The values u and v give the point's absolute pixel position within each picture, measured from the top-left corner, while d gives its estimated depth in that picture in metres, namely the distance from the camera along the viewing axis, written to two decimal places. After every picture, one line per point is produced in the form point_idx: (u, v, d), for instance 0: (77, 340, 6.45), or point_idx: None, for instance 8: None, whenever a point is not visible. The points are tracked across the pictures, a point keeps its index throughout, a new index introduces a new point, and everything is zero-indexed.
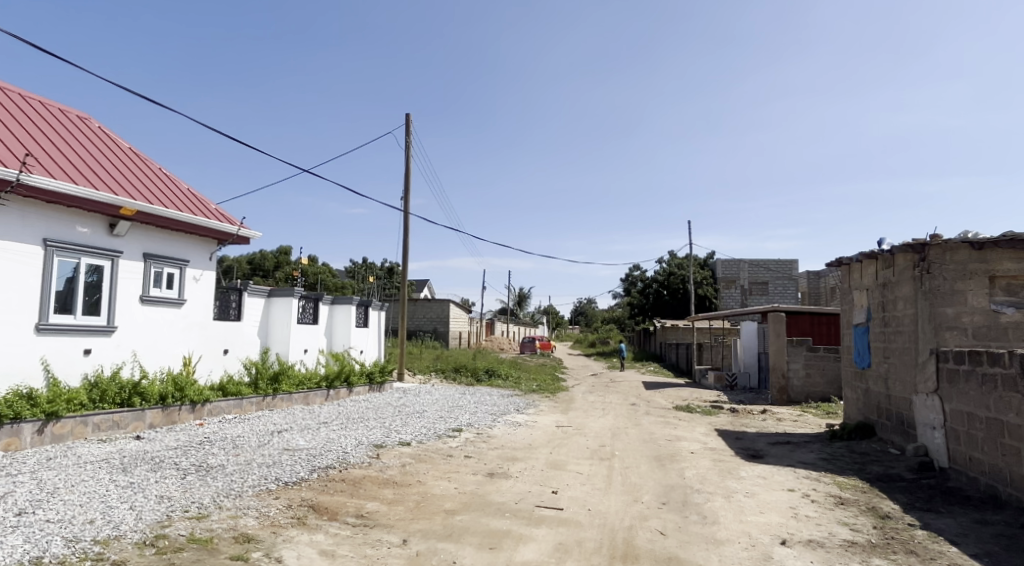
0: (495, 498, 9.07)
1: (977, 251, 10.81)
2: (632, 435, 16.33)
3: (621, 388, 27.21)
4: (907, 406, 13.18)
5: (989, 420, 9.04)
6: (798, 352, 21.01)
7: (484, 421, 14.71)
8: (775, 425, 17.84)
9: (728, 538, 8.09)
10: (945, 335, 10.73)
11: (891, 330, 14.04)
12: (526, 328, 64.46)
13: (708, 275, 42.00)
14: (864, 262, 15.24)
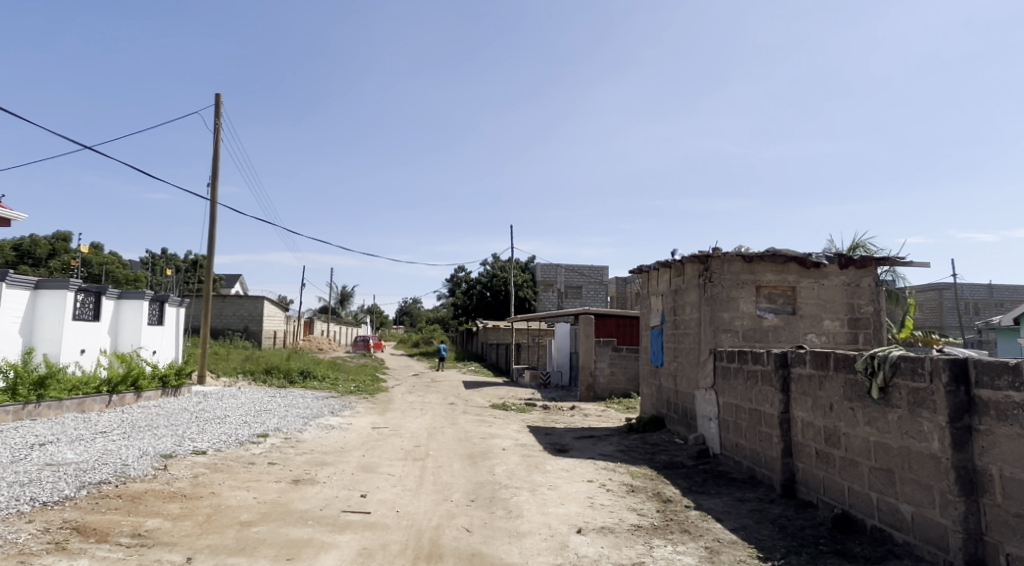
0: (298, 506, 8.90)
1: (747, 264, 12.15)
2: (448, 433, 16.62)
3: (440, 388, 27.47)
4: (689, 400, 14.55)
5: (751, 411, 10.22)
6: (604, 352, 22.44)
7: (293, 424, 14.32)
8: (582, 421, 18.95)
9: (530, 531, 8.53)
10: (721, 336, 11.97)
11: (679, 332, 15.43)
12: (347, 328, 63.12)
13: (528, 278, 43.60)
14: (660, 269, 16.60)
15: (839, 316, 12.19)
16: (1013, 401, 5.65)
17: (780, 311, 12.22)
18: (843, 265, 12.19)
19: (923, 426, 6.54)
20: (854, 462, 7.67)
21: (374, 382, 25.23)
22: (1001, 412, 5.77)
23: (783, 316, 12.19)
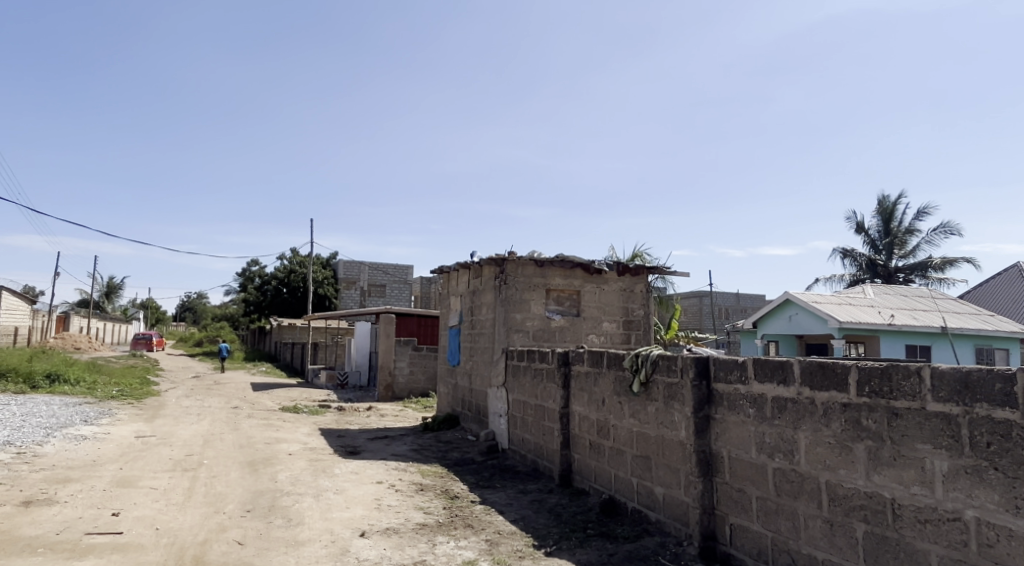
0: (26, 533, 7.65)
1: (539, 268, 12.44)
2: (227, 440, 15.39)
3: (224, 391, 25.54)
4: (483, 398, 14.65)
5: (537, 407, 10.44)
6: (404, 352, 22.04)
7: (32, 437, 12.45)
8: (377, 421, 18.46)
9: (309, 538, 8.01)
10: (513, 336, 12.13)
11: (475, 332, 15.53)
12: (118, 325, 56.95)
13: (329, 275, 41.98)
14: (459, 270, 16.62)
15: (615, 318, 12.91)
16: (741, 394, 6.03)
17: (566, 313, 12.68)
18: (621, 271, 12.92)
19: (674, 416, 6.96)
20: (620, 451, 8.05)
21: (143, 385, 22.86)
22: (732, 403, 6.17)
23: (569, 317, 12.65)
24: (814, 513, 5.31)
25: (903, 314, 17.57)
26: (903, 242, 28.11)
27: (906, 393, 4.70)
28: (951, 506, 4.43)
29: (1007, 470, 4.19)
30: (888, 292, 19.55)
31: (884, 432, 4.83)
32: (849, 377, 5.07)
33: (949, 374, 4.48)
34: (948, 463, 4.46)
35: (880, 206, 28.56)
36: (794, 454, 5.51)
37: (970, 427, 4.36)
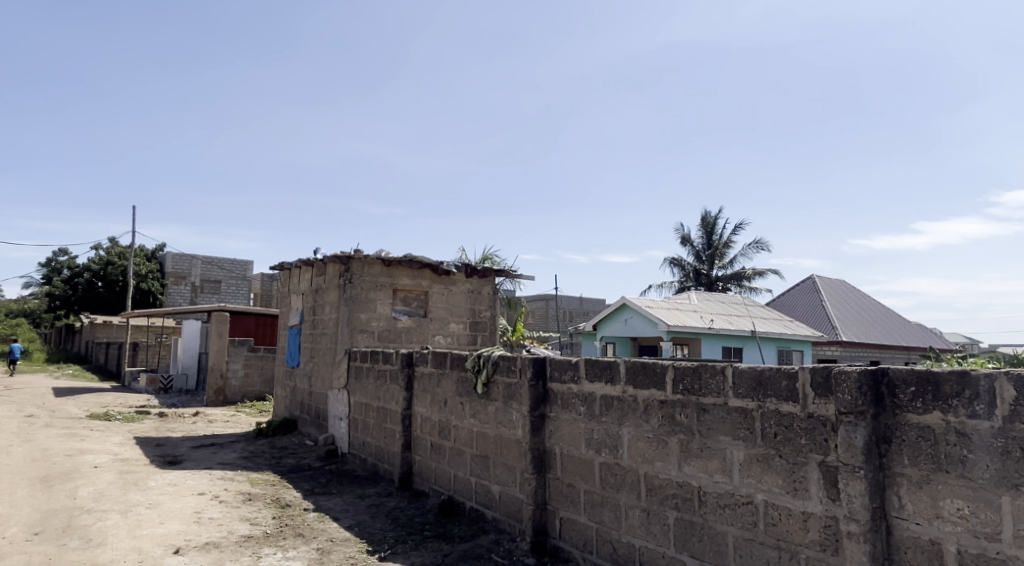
0: None
1: (387, 268, 12.02)
2: (19, 454, 13.61)
3: (20, 397, 22.69)
4: (323, 401, 13.80)
5: (378, 410, 10.05)
6: (238, 353, 20.55)
7: None
8: (204, 428, 17.09)
9: (111, 559, 7.15)
10: (358, 337, 11.64)
11: (317, 332, 14.66)
12: None
13: (154, 268, 38.20)
14: (302, 267, 15.63)
15: (461, 319, 12.83)
16: (573, 392, 5.96)
17: (413, 313, 12.39)
18: (469, 274, 12.83)
19: (512, 416, 6.93)
20: (459, 451, 7.93)
21: None
22: (565, 402, 6.08)
23: (416, 318, 12.37)
24: (631, 503, 5.28)
25: (721, 318, 18.95)
26: (723, 253, 30.22)
27: (712, 390, 4.69)
28: (745, 491, 4.47)
29: (790, 457, 4.23)
30: (707, 298, 20.93)
31: (694, 426, 4.82)
32: (665, 376, 5.04)
33: (747, 372, 4.50)
34: (744, 453, 4.49)
35: (704, 220, 30.60)
36: (617, 449, 5.46)
37: (763, 420, 4.39)
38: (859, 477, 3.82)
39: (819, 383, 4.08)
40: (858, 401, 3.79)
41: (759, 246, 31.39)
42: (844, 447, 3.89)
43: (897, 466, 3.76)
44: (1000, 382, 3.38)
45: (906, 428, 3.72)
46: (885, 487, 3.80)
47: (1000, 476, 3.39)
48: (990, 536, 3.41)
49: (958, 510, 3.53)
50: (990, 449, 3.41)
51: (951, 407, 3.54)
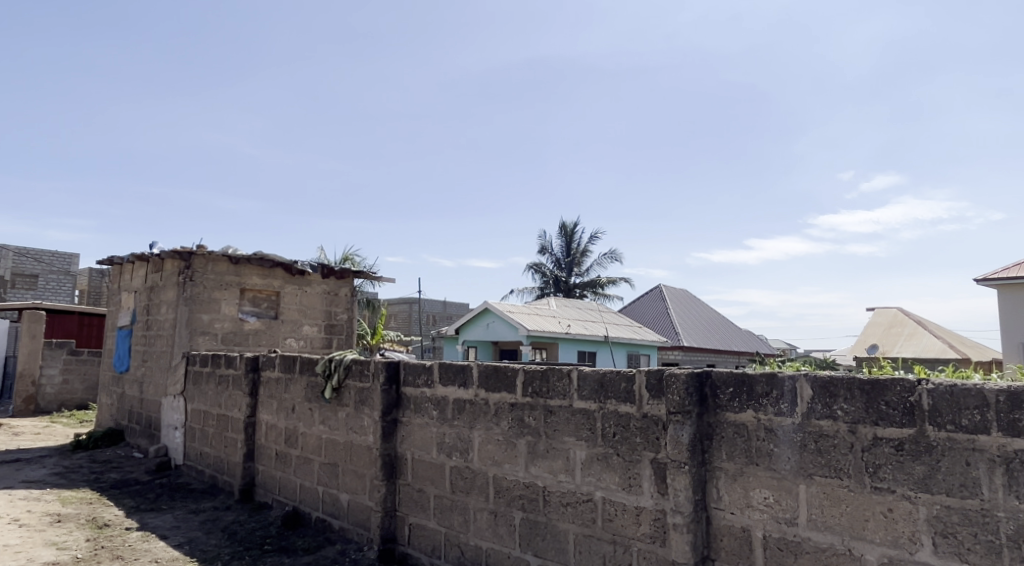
0: None
1: (231, 265, 9.43)
2: None
3: None
4: (155, 410, 12.39)
5: (218, 419, 7.89)
6: (56, 356, 17.93)
7: None
8: (8, 440, 14.98)
9: None
10: (198, 340, 8.98)
11: (150, 334, 12.98)
12: None
13: None
14: (134, 262, 13.82)
15: (316, 321, 10.22)
16: (426, 397, 4.91)
17: (263, 315, 9.69)
18: (326, 275, 10.25)
19: (364, 421, 5.72)
20: (307, 461, 6.44)
21: None
22: (419, 406, 4.98)
23: (265, 320, 9.69)
24: (479, 507, 4.47)
25: (577, 324, 19.58)
26: (580, 261, 31.08)
27: (558, 392, 4.09)
28: (586, 489, 3.92)
29: (626, 455, 3.75)
30: (566, 304, 21.45)
31: (541, 428, 4.18)
32: (514, 380, 4.33)
33: (591, 373, 3.94)
34: (586, 453, 3.94)
35: (564, 228, 31.36)
36: (468, 452, 4.58)
37: (603, 421, 3.87)
38: (684, 472, 3.43)
39: (652, 385, 3.63)
40: (684, 401, 3.43)
41: (613, 255, 32.54)
42: (671, 444, 3.50)
43: (716, 461, 3.45)
44: (800, 381, 3.20)
45: (724, 426, 3.43)
46: (707, 481, 3.48)
47: (798, 468, 3.20)
48: (789, 521, 3.21)
49: (765, 499, 3.29)
50: (792, 443, 3.22)
51: (761, 406, 3.31)
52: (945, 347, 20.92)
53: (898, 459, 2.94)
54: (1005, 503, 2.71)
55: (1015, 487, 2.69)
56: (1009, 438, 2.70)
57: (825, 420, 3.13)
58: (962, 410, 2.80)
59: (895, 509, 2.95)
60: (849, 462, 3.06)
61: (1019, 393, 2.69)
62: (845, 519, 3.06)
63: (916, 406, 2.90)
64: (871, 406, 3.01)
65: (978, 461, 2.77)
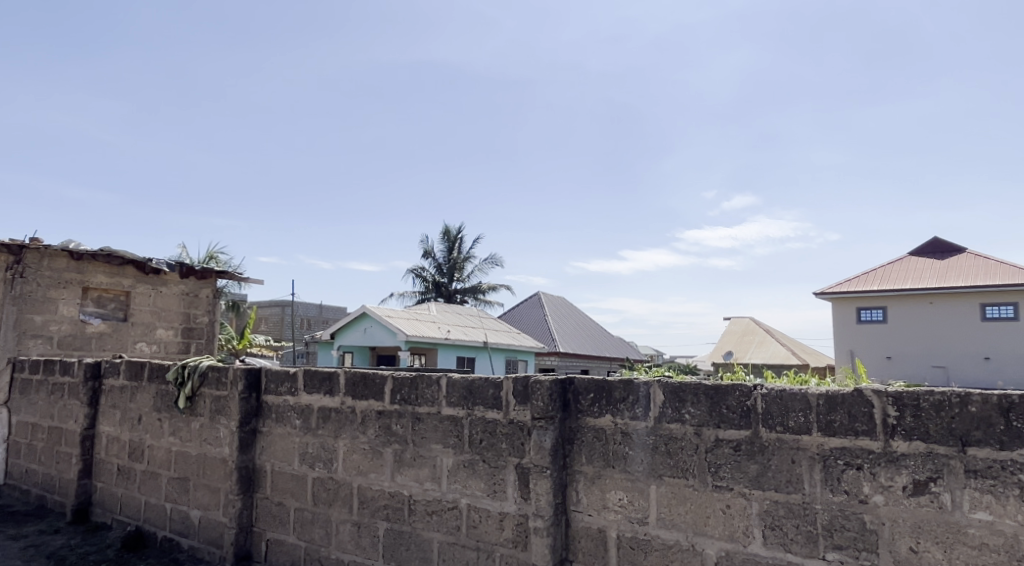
0: None
1: (74, 262, 8.67)
2: None
3: None
4: None
5: (50, 430, 7.31)
6: None
7: None
8: None
9: None
10: (28, 344, 8.17)
11: None
12: None
13: None
14: None
15: (172, 324, 9.68)
16: (289, 406, 4.57)
17: (108, 317, 9.03)
18: (184, 275, 9.71)
19: (218, 432, 5.52)
20: (153, 476, 6.12)
21: None
22: (281, 415, 4.63)
23: (112, 322, 9.04)
24: (343, 519, 4.22)
25: (457, 329, 19.24)
26: (461, 267, 31.05)
27: (426, 400, 3.89)
28: (451, 496, 3.75)
29: (490, 461, 3.61)
30: (446, 309, 21.27)
31: (408, 436, 3.96)
32: (382, 387, 4.09)
33: (459, 380, 3.77)
34: (452, 460, 3.77)
35: (445, 232, 31.32)
36: (332, 462, 4.31)
37: (469, 427, 3.71)
38: (545, 476, 3.36)
39: (517, 391, 3.52)
40: (547, 406, 3.36)
41: (495, 261, 32.23)
42: (532, 449, 3.42)
43: (576, 465, 3.39)
44: (654, 385, 3.19)
45: (584, 431, 3.38)
46: (566, 485, 3.41)
47: (650, 469, 3.18)
48: (640, 521, 3.19)
49: (619, 500, 3.25)
50: (645, 446, 3.20)
51: (618, 411, 3.28)
52: (789, 353, 22.75)
53: (736, 459, 2.98)
54: (823, 496, 2.80)
55: (831, 482, 2.79)
56: (825, 437, 2.81)
57: (675, 423, 3.13)
58: (791, 412, 2.88)
59: (733, 506, 2.98)
60: (694, 462, 3.07)
61: (836, 395, 2.79)
62: (689, 516, 3.06)
63: (753, 410, 2.95)
64: (715, 410, 3.03)
65: (802, 459, 2.85)
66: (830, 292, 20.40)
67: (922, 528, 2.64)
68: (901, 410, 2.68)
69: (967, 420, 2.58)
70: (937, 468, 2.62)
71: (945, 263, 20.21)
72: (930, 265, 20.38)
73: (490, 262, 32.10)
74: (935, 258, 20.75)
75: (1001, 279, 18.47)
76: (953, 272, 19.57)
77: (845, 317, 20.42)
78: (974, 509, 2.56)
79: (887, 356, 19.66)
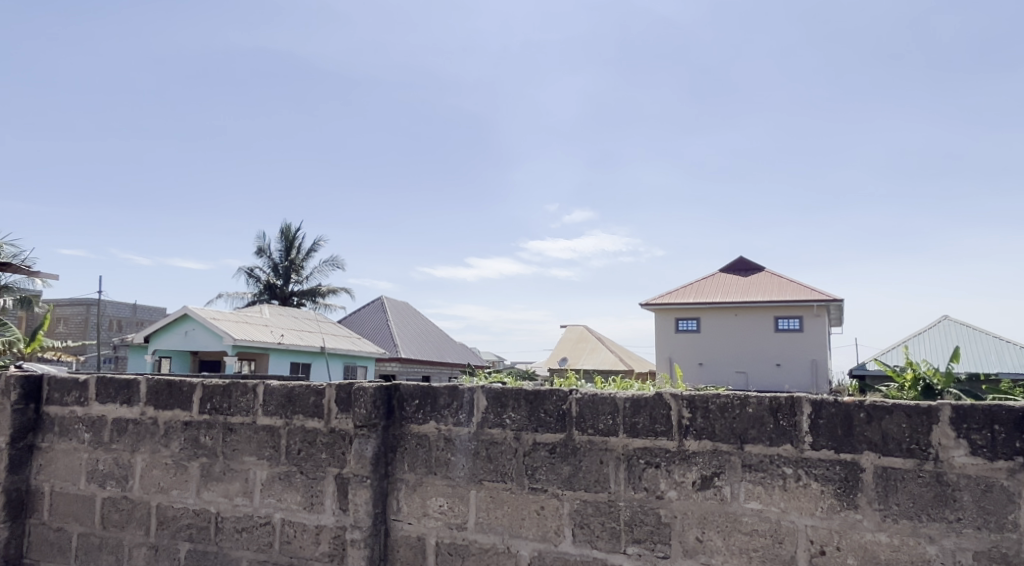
0: None
1: None
2: None
3: None
4: None
5: None
6: None
7: None
8: None
9: None
10: None
11: None
12: None
13: None
14: None
15: None
16: (77, 418, 4.21)
17: None
18: None
19: None
20: None
21: None
22: (65, 429, 4.26)
23: None
24: (137, 542, 3.96)
25: (291, 334, 18.38)
26: (300, 267, 29.55)
27: (240, 408, 3.76)
28: (264, 511, 3.65)
29: (310, 472, 3.55)
30: (280, 313, 20.24)
31: (218, 448, 3.81)
32: (191, 395, 3.90)
33: (278, 387, 3.69)
34: (267, 472, 3.67)
35: (284, 231, 29.76)
36: (127, 479, 4.03)
37: (288, 438, 3.63)
38: (365, 486, 3.37)
39: (341, 398, 3.49)
40: (371, 414, 3.39)
41: (335, 262, 30.90)
42: (353, 458, 3.43)
43: (398, 472, 3.45)
44: (477, 392, 3.32)
45: (408, 438, 3.44)
46: (387, 493, 3.45)
47: (471, 475, 3.30)
48: (459, 526, 3.29)
49: (440, 507, 3.34)
50: (467, 452, 3.31)
51: (442, 417, 3.37)
52: (618, 360, 24.24)
53: (551, 461, 3.15)
54: (625, 494, 3.01)
55: (634, 479, 3.00)
56: (629, 438, 3.02)
57: (496, 428, 3.27)
58: (601, 415, 3.07)
59: (546, 507, 3.14)
60: (513, 466, 3.22)
61: (639, 399, 3.01)
62: (506, 519, 3.21)
63: (568, 414, 3.13)
64: (533, 415, 3.20)
65: (609, 459, 3.05)
66: (654, 303, 21.86)
67: (706, 519, 2.88)
68: (694, 412, 2.92)
69: (745, 420, 2.84)
70: (721, 464, 2.87)
71: (748, 279, 22.39)
72: (736, 281, 22.44)
73: (329, 263, 30.77)
74: (740, 275, 22.86)
75: (792, 295, 20.73)
76: (755, 288, 21.71)
77: (665, 327, 22.02)
78: (748, 500, 2.82)
79: (699, 362, 21.37)
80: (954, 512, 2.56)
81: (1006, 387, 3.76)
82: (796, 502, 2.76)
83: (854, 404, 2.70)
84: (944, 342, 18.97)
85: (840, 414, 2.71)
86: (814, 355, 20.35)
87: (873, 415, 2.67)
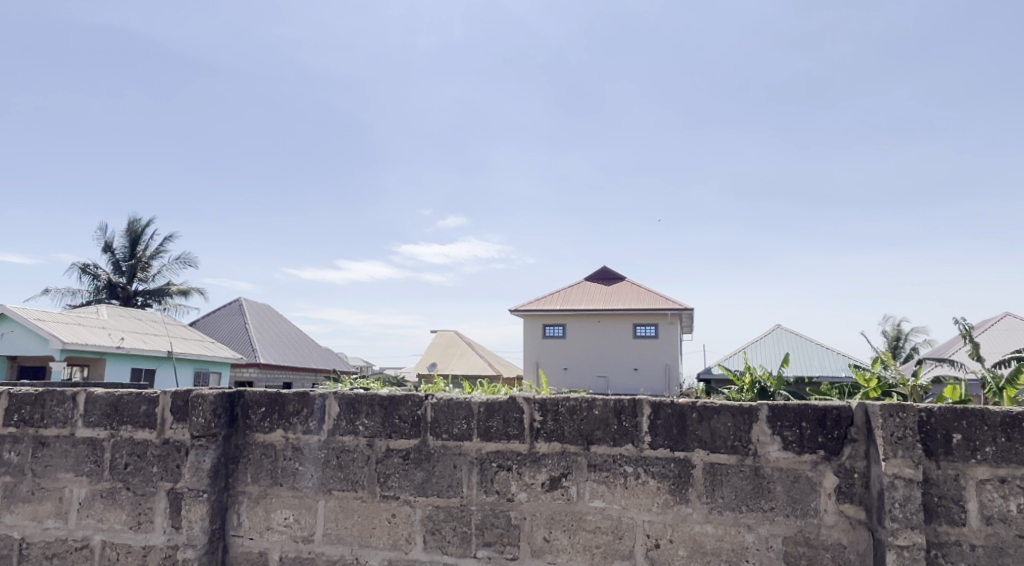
0: None
1: None
2: None
3: None
4: None
5: None
6: None
7: None
8: None
9: None
10: None
11: None
12: None
13: None
14: None
15: None
16: None
17: None
18: None
19: None
20: None
21: None
22: None
23: None
24: None
25: (133, 338, 16.99)
26: (146, 266, 27.33)
27: (55, 420, 3.41)
28: (81, 534, 3.33)
29: (137, 488, 3.28)
30: (121, 314, 18.68)
31: (26, 465, 3.44)
32: None
33: (103, 395, 3.38)
34: (86, 490, 3.35)
35: (130, 227, 27.49)
36: None
37: (114, 451, 3.33)
38: (201, 501, 3.16)
39: (177, 408, 3.25)
40: (210, 423, 3.18)
41: (190, 261, 28.96)
42: (188, 472, 3.19)
43: (239, 485, 3.26)
44: (329, 398, 3.19)
45: (252, 448, 3.26)
46: (227, 507, 3.25)
47: (320, 484, 3.17)
48: (305, 539, 3.16)
49: (285, 519, 3.19)
50: (317, 461, 3.18)
51: (291, 425, 3.22)
52: (486, 365, 24.37)
53: (405, 468, 3.09)
54: (476, 497, 3.01)
55: (485, 483, 3.01)
56: (482, 442, 3.02)
57: (348, 436, 3.16)
58: (456, 420, 3.06)
59: (397, 514, 3.08)
60: (365, 474, 3.13)
61: (493, 403, 3.02)
62: (356, 529, 3.11)
63: (422, 419, 3.09)
64: (387, 420, 3.13)
65: (462, 464, 3.04)
66: (524, 310, 22.29)
67: (554, 519, 2.93)
68: (545, 415, 2.97)
69: (592, 421, 2.92)
70: (568, 465, 2.93)
71: (610, 288, 23.29)
72: (599, 290, 23.25)
73: (182, 262, 28.73)
74: (603, 284, 23.69)
75: (650, 304, 21.74)
76: (616, 297, 22.59)
77: (534, 333, 22.50)
78: (592, 499, 2.91)
79: (564, 367, 21.98)
80: (769, 502, 2.76)
81: (825, 389, 4.01)
82: (634, 499, 2.87)
83: (687, 405, 2.85)
84: (779, 349, 20.61)
85: (675, 414, 2.86)
86: (666, 361, 21.35)
87: (704, 414, 2.83)
